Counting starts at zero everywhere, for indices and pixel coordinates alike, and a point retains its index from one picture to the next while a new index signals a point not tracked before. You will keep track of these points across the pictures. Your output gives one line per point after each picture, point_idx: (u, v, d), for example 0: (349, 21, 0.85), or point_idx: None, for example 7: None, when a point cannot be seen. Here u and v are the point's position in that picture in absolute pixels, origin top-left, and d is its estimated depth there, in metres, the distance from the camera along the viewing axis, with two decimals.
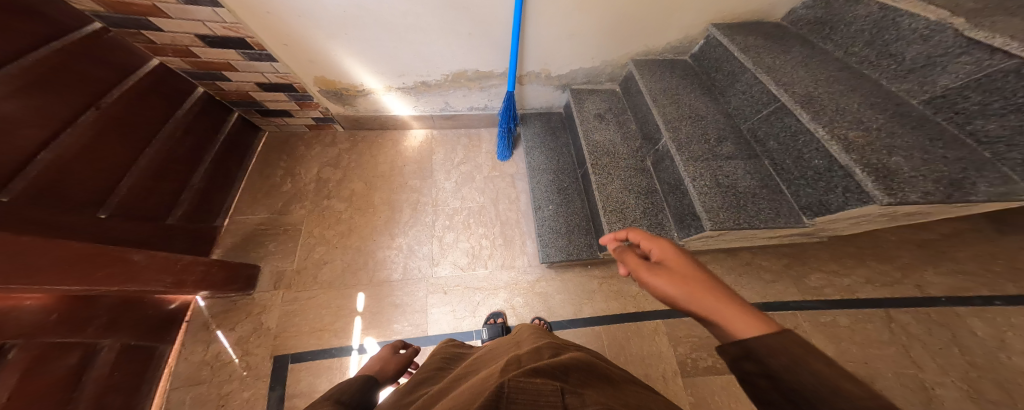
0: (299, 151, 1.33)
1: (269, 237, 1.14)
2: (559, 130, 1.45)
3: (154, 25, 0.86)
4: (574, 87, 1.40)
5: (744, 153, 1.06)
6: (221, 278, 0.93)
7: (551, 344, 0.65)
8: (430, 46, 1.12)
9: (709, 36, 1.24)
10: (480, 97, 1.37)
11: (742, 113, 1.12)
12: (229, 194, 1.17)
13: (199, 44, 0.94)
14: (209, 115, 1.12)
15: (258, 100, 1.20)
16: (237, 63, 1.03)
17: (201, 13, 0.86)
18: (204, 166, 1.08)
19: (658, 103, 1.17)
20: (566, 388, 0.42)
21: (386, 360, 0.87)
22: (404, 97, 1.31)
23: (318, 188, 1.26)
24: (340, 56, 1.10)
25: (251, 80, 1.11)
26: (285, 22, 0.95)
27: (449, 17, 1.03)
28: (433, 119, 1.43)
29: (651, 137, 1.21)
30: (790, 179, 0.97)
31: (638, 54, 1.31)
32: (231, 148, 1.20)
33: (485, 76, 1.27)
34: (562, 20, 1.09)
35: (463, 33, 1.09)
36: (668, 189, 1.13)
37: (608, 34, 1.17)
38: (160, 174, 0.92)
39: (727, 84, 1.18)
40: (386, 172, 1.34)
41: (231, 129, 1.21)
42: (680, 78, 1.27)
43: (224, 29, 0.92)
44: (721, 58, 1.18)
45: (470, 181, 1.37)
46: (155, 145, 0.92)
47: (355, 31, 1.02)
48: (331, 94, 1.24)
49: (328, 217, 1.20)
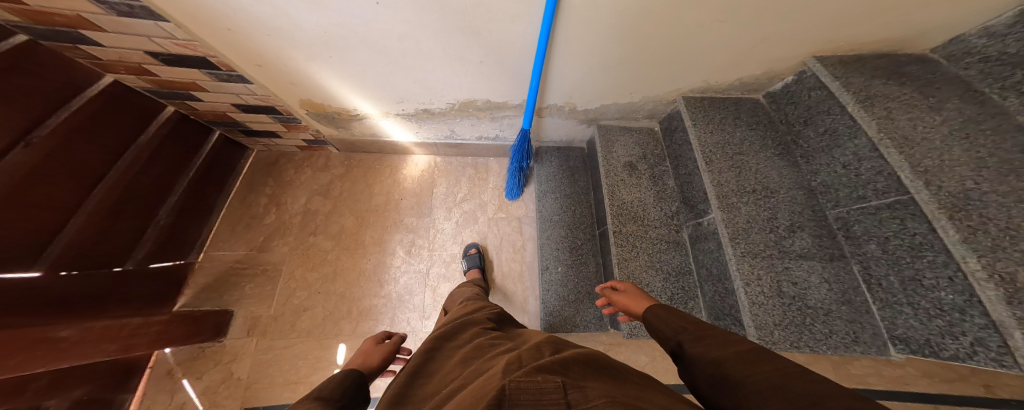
0: (288, 176, 1.23)
1: (246, 278, 1.07)
2: (579, 172, 1.25)
3: (87, 38, 0.70)
4: (602, 122, 1.16)
5: (822, 251, 0.80)
6: (182, 333, 0.86)
7: (552, 342, 0.53)
8: (434, 74, 0.92)
9: (805, 72, 0.87)
10: (490, 127, 1.17)
11: (831, 193, 0.82)
12: (204, 227, 1.10)
13: (155, 61, 0.80)
14: (184, 135, 1.01)
15: (239, 121, 1.08)
16: (205, 83, 0.89)
17: (142, 26, 0.69)
18: (176, 196, 0.99)
19: (713, 166, 0.88)
20: (569, 383, 0.39)
21: (369, 352, 0.78)
22: (404, 123, 1.12)
23: (305, 221, 1.16)
24: (326, 79, 0.92)
25: (226, 101, 0.97)
26: (253, 41, 0.78)
27: (452, 40, 0.82)
28: (436, 146, 1.25)
29: (695, 205, 0.97)
30: (885, 299, 0.73)
31: (692, 92, 1.01)
32: (210, 173, 1.11)
33: (497, 107, 1.07)
34: (591, 48, 0.83)
35: (473, 61, 0.89)
36: (706, 275, 0.94)
37: (651, 63, 0.89)
38: (117, 214, 0.83)
39: (814, 147, 0.85)
40: (380, 206, 1.20)
41: (211, 151, 1.11)
42: (744, 125, 0.96)
43: (178, 47, 0.76)
44: (816, 106, 0.84)
45: (473, 222, 1.23)
46: (111, 179, 0.81)
47: (339, 53, 0.83)
48: (321, 117, 1.08)
49: (312, 256, 1.11)
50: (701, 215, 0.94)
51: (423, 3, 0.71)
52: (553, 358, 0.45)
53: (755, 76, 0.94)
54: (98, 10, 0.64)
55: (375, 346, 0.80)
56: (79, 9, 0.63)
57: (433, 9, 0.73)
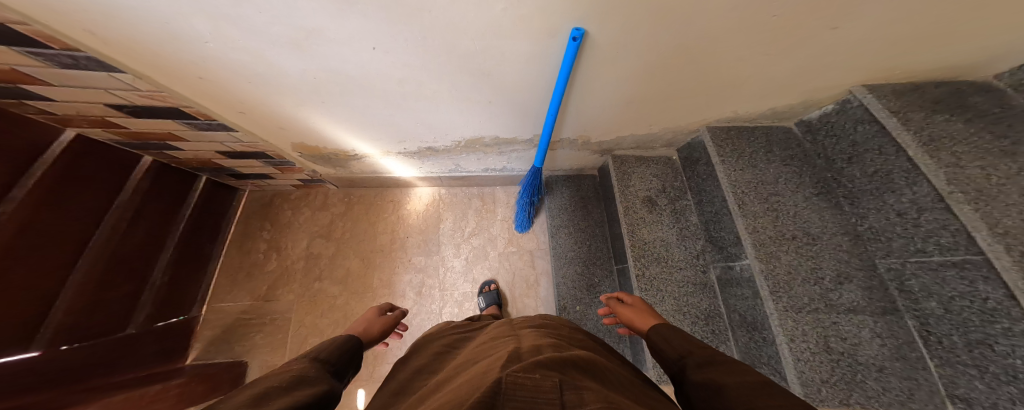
0: (285, 217, 1.18)
1: (255, 328, 1.02)
2: (591, 202, 1.22)
3: (34, 94, 0.61)
4: (617, 152, 1.12)
5: (872, 304, 0.74)
6: (201, 392, 0.78)
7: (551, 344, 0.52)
8: (439, 115, 0.86)
9: (850, 102, 0.80)
10: (497, 161, 1.12)
11: (882, 241, 0.76)
12: (202, 279, 1.05)
13: (120, 113, 0.71)
14: (168, 185, 0.95)
15: (225, 166, 1.02)
16: (182, 133, 0.82)
17: (96, 79, 0.61)
18: (168, 252, 0.93)
19: (747, 209, 0.84)
20: (566, 384, 0.38)
21: (371, 321, 0.71)
22: (405, 160, 1.06)
23: (308, 267, 1.10)
24: (321, 123, 0.85)
25: (209, 148, 0.91)
26: (233, 89, 0.71)
27: (458, 80, 0.76)
28: (440, 179, 1.19)
29: (725, 247, 0.92)
30: (945, 357, 0.65)
31: (720, 122, 0.94)
32: (200, 220, 1.05)
33: (506, 142, 1.02)
34: (608, 85, 0.78)
35: (481, 101, 0.83)
36: (738, 321, 0.87)
37: (677, 97, 0.82)
38: (109, 279, 0.78)
39: (861, 188, 0.79)
40: (386, 246, 1.15)
41: (199, 197, 1.05)
42: (778, 160, 0.91)
43: (143, 98, 0.68)
44: (863, 143, 0.78)
45: (484, 257, 1.17)
46: (95, 245, 0.75)
47: (336, 99, 0.77)
48: (316, 157, 1.01)
49: (320, 303, 1.05)
50: (733, 259, 0.89)
51: (428, 46, 0.65)
52: (551, 356, 0.45)
53: (789, 105, 0.87)
54: (39, 64, 0.55)
55: (377, 317, 0.73)
56: (19, 64, 0.54)
57: (438, 52, 0.67)
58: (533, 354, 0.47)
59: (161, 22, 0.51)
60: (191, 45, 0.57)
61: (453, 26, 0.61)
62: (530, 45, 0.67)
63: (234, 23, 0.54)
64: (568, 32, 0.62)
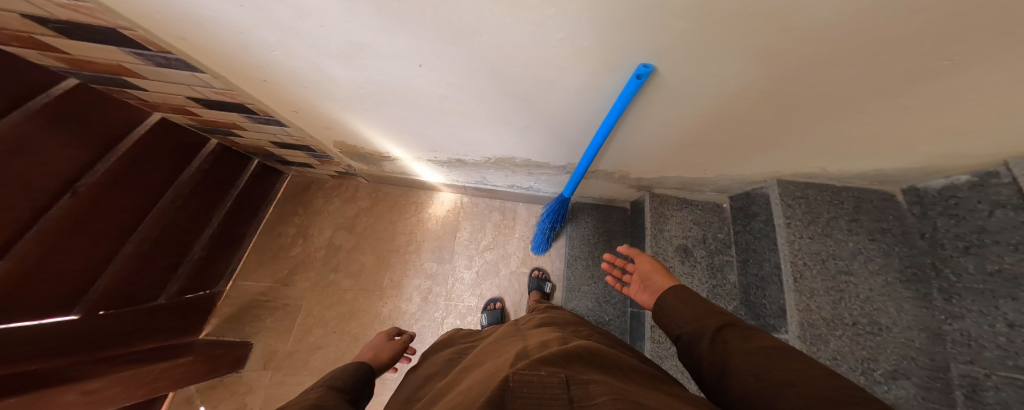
0: (316, 205, 1.25)
1: (267, 311, 1.08)
2: (617, 236, 1.20)
3: (131, 83, 0.68)
4: (657, 190, 1.08)
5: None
6: (204, 370, 0.85)
7: (560, 339, 0.53)
8: (476, 133, 0.85)
9: (999, 176, 0.64)
10: (525, 179, 1.09)
11: (970, 347, 0.67)
12: (235, 255, 1.13)
13: (195, 104, 0.77)
14: (221, 170, 1.02)
15: (274, 153, 1.08)
16: (245, 125, 0.88)
17: (179, 76, 0.66)
18: (211, 229, 1.01)
19: (803, 284, 0.77)
20: (570, 379, 0.39)
21: (379, 347, 0.72)
22: (434, 167, 1.05)
23: (327, 257, 1.17)
24: (361, 126, 0.86)
25: (265, 139, 0.97)
26: (290, 91, 0.72)
27: (499, 105, 0.73)
28: (465, 188, 1.20)
29: (762, 316, 0.87)
30: None
31: (795, 174, 0.84)
32: (247, 198, 1.13)
33: (536, 166, 1.00)
34: (664, 123, 0.72)
35: (519, 125, 0.81)
36: None
37: (745, 144, 0.74)
38: (154, 256, 0.84)
39: (968, 285, 0.68)
40: (402, 247, 1.18)
41: (246, 182, 1.13)
42: (863, 232, 0.82)
43: (217, 95, 0.73)
44: (994, 231, 0.64)
45: (494, 275, 1.15)
46: (152, 218, 0.82)
47: (384, 107, 0.77)
48: (353, 155, 1.03)
49: (330, 294, 1.11)
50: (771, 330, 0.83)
51: (473, 68, 0.62)
52: (555, 351, 0.46)
53: (899, 169, 0.73)
54: (137, 60, 0.61)
55: (386, 343, 0.74)
56: (122, 59, 0.60)
57: (481, 75, 0.64)
58: (541, 350, 0.48)
59: (237, 32, 0.53)
60: (264, 53, 0.59)
61: (499, 49, 0.56)
62: (585, 77, 0.61)
63: (298, 36, 0.54)
64: (631, 68, 0.56)
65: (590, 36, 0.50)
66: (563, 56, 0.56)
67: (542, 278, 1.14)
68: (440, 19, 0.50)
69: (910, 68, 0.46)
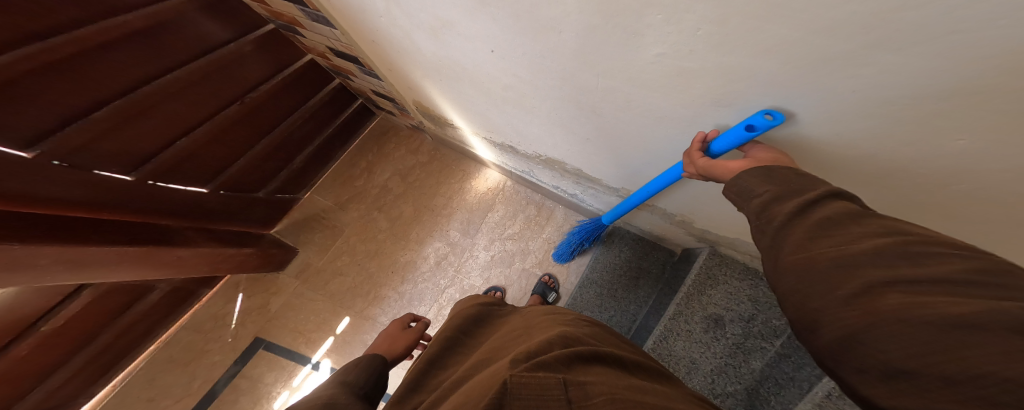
0: (387, 149, 1.37)
1: (319, 228, 1.28)
2: (647, 278, 1.09)
3: (296, 30, 0.92)
4: (721, 247, 0.91)
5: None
6: (257, 263, 1.11)
7: (565, 333, 0.47)
8: (534, 129, 0.79)
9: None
10: (572, 186, 1.01)
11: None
12: (319, 171, 1.32)
13: (327, 50, 0.97)
14: (332, 104, 1.25)
15: (371, 97, 1.24)
16: (358, 73, 1.03)
17: (326, 31, 0.83)
18: (311, 147, 1.25)
19: None
20: (571, 379, 0.36)
21: (394, 337, 0.77)
22: (488, 145, 1.03)
23: (378, 196, 1.30)
24: (437, 96, 0.87)
25: (368, 86, 1.12)
26: (393, 55, 0.78)
27: (575, 116, 0.66)
28: (510, 174, 1.19)
29: None
30: None
31: None
32: (345, 128, 1.34)
33: (588, 179, 0.91)
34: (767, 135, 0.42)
35: (580, 136, 0.73)
36: None
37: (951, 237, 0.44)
38: (265, 161, 1.09)
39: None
40: (438, 208, 1.25)
41: (348, 117, 1.34)
42: None
43: (344, 48, 0.89)
44: None
45: (506, 265, 1.16)
46: (271, 136, 1.07)
47: (464, 89, 0.76)
48: (426, 115, 1.07)
49: (367, 230, 1.26)
50: None
51: (546, 66, 0.54)
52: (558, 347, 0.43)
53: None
54: (301, 15, 0.81)
55: (399, 332, 0.79)
56: (292, 13, 0.82)
57: (552, 76, 0.56)
58: (544, 342, 0.44)
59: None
60: (381, 22, 0.65)
61: (580, 55, 0.47)
62: (676, 107, 0.48)
63: (403, 8, 0.57)
64: (755, 114, 0.40)
65: (696, 85, 0.42)
66: (678, 86, 0.43)
67: (549, 286, 1.11)
68: (522, 5, 0.43)
69: None
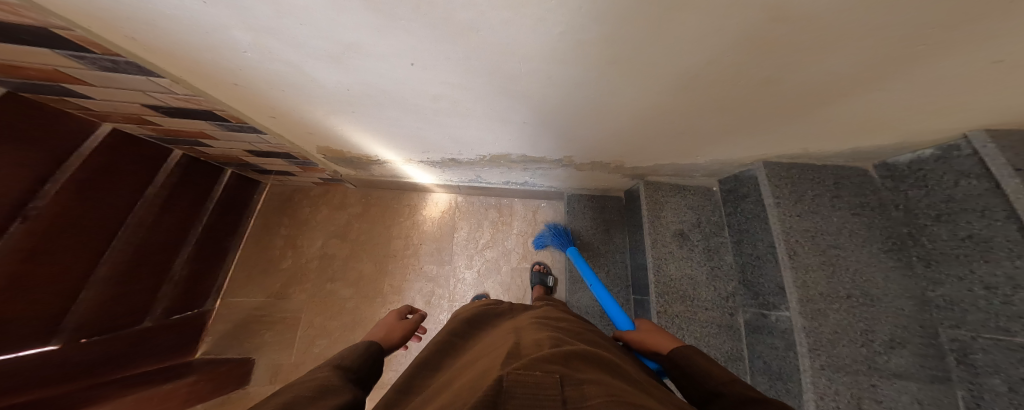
0: (302, 215, 1.37)
1: (266, 326, 1.19)
2: (615, 226, 1.28)
3: (72, 91, 0.66)
4: (650, 178, 1.17)
5: (920, 373, 0.78)
6: (212, 389, 0.95)
7: (554, 339, 0.57)
8: (469, 133, 0.86)
9: (959, 148, 0.74)
10: (520, 175, 1.14)
11: (952, 309, 0.77)
12: (221, 271, 1.24)
13: (154, 112, 0.78)
14: (191, 186, 1.08)
15: (250, 162, 1.16)
16: (213, 131, 0.90)
17: (135, 80, 0.64)
18: (189, 246, 1.09)
19: (799, 261, 0.87)
20: (566, 379, 0.43)
21: (392, 326, 0.78)
22: (426, 168, 1.12)
23: (322, 267, 1.29)
24: (349, 130, 0.88)
25: (239, 147, 1.01)
26: (261, 93, 0.70)
27: (502, 106, 0.73)
28: (458, 187, 1.28)
29: (763, 295, 0.98)
30: None
31: (789, 140, 0.83)
32: (228, 206, 1.25)
33: (534, 161, 1.02)
34: (670, 122, 0.77)
35: (516, 122, 0.80)
36: (762, 368, 0.96)
37: (741, 142, 0.85)
38: (133, 275, 0.90)
39: (943, 250, 0.79)
40: (400, 252, 1.29)
41: (220, 195, 1.20)
42: (846, 211, 0.93)
43: (179, 101, 0.73)
44: (962, 200, 0.75)
45: (495, 272, 1.24)
46: (119, 244, 0.86)
47: (371, 109, 0.76)
48: (339, 160, 1.09)
49: (330, 304, 1.23)
50: (769, 307, 0.95)
51: (472, 66, 0.59)
52: (552, 352, 0.50)
53: (877, 146, 0.84)
54: (77, 65, 0.58)
55: (397, 322, 0.79)
56: (56, 64, 0.58)
57: (481, 73, 0.61)
58: (531, 350, 0.53)
59: (204, 33, 0.50)
60: (237, 55, 0.56)
61: (502, 47, 0.53)
62: (582, 73, 0.60)
63: (275, 35, 0.50)
64: (612, 60, 0.55)
65: (585, 49, 0.53)
66: (573, 53, 0.54)
67: (544, 272, 1.21)
68: (438, 14, 0.46)
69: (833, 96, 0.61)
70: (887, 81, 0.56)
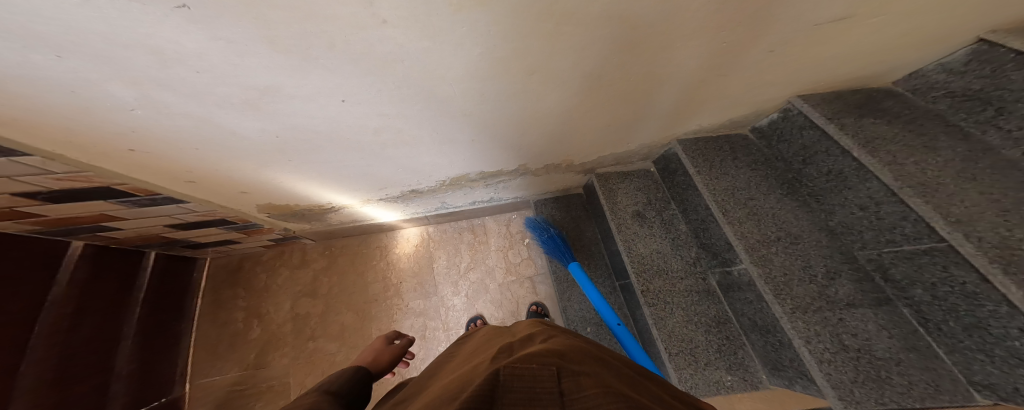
0: (263, 282, 1.36)
1: (252, 398, 1.17)
2: (582, 221, 1.40)
3: None
4: (599, 170, 1.32)
5: (867, 297, 0.88)
6: None
7: (562, 340, 0.60)
8: (425, 160, 0.95)
9: (791, 110, 1.03)
10: (483, 193, 1.25)
11: (854, 233, 0.94)
12: (180, 354, 1.22)
13: (36, 201, 0.76)
14: (111, 276, 1.06)
15: (175, 237, 1.15)
16: (120, 211, 0.90)
17: (5, 167, 0.63)
18: (131, 339, 1.09)
19: (731, 218, 1.02)
20: (564, 370, 0.46)
21: (379, 351, 0.77)
22: (389, 205, 1.20)
23: (299, 328, 1.27)
24: (291, 180, 0.95)
25: (152, 223, 1.02)
26: (170, 154, 0.74)
27: (450, 127, 0.83)
28: (428, 217, 1.36)
29: (718, 255, 1.12)
30: (950, 344, 0.77)
31: (681, 122, 1.02)
32: (161, 289, 1.21)
33: (493, 175, 1.12)
34: (590, 120, 0.91)
35: (467, 141, 0.90)
36: (747, 325, 1.05)
37: (647, 129, 1.03)
38: (70, 377, 0.92)
39: (821, 186, 1.00)
40: (380, 294, 1.32)
41: (149, 278, 1.17)
42: (746, 167, 1.13)
43: (60, 180, 0.72)
44: (812, 146, 1.00)
45: (484, 291, 1.31)
46: (43, 350, 0.87)
47: (326, 151, 0.83)
48: (287, 214, 1.16)
49: (317, 361, 1.21)
50: (729, 264, 1.07)
51: (403, 95, 0.68)
52: (543, 349, 0.53)
53: (743, 115, 1.07)
54: None
55: (384, 347, 0.79)
56: None
57: (410, 101, 0.71)
58: (522, 346, 0.57)
59: (119, 90, 0.53)
60: (116, 112, 0.58)
61: (427, 72, 0.63)
62: (509, 85, 0.71)
63: (160, 86, 0.55)
64: (517, 78, 0.69)
65: (503, 65, 0.65)
66: (472, 70, 0.65)
67: (541, 313, 1.25)
68: (355, 51, 0.55)
69: (699, 80, 0.80)
70: (727, 67, 0.76)
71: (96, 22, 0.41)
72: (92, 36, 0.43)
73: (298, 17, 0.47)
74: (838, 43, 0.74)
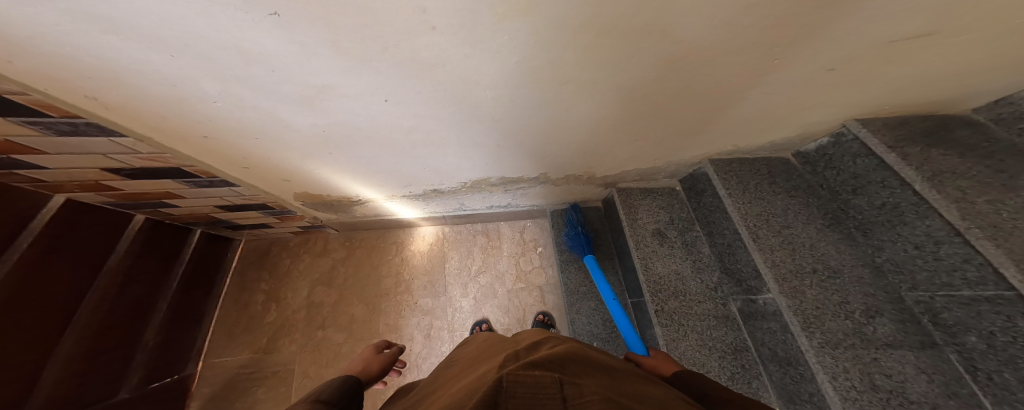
0: (284, 267, 1.40)
1: (258, 382, 1.20)
2: (599, 234, 1.35)
3: (28, 162, 0.71)
4: (621, 185, 1.26)
5: (909, 338, 0.78)
6: None
7: (572, 346, 0.55)
8: (444, 162, 0.93)
9: (845, 135, 0.93)
10: (502, 198, 1.22)
11: (904, 273, 0.84)
12: (199, 332, 1.27)
13: (100, 177, 0.82)
14: (158, 250, 1.13)
15: (222, 218, 1.21)
16: (182, 191, 0.96)
17: (98, 145, 0.69)
18: (163, 314, 1.14)
19: (762, 243, 0.94)
20: (565, 379, 0.42)
21: (369, 359, 0.76)
22: (409, 202, 1.20)
23: (311, 316, 1.30)
24: (328, 172, 0.95)
25: (207, 204, 1.07)
26: (228, 144, 0.77)
27: (471, 132, 0.80)
28: (445, 217, 1.35)
29: (743, 281, 1.03)
30: (1000, 395, 0.66)
31: (716, 141, 0.95)
32: (198, 267, 1.28)
33: (513, 181, 1.09)
34: (617, 132, 0.86)
35: (487, 146, 0.87)
36: (767, 355, 0.96)
37: (678, 146, 0.97)
38: (101, 347, 0.97)
39: (871, 219, 0.90)
40: (391, 289, 1.33)
41: (190, 255, 1.24)
42: (784, 193, 1.04)
43: (143, 160, 0.78)
44: (864, 175, 0.90)
45: (493, 296, 1.29)
46: (82, 317, 0.92)
47: (349, 149, 0.83)
48: (319, 204, 1.18)
49: (323, 350, 1.23)
50: (754, 292, 0.99)
51: (439, 98, 0.66)
52: (552, 353, 0.49)
53: (788, 138, 0.99)
54: (37, 133, 0.63)
55: (375, 355, 0.78)
56: (18, 136, 0.62)
57: (448, 104, 0.68)
58: (531, 353, 0.52)
59: (168, 86, 0.55)
60: (204, 104, 0.61)
61: (463, 78, 0.61)
62: (538, 94, 0.68)
63: (243, 82, 0.56)
64: (545, 88, 0.66)
65: (537, 75, 0.61)
66: (510, 79, 0.62)
67: (547, 323, 1.20)
68: (404, 55, 0.53)
69: (734, 101, 0.74)
70: (774, 84, 0.69)
71: (167, 19, 0.42)
72: (139, 33, 0.44)
73: (362, 23, 0.46)
74: (916, 65, 0.66)
